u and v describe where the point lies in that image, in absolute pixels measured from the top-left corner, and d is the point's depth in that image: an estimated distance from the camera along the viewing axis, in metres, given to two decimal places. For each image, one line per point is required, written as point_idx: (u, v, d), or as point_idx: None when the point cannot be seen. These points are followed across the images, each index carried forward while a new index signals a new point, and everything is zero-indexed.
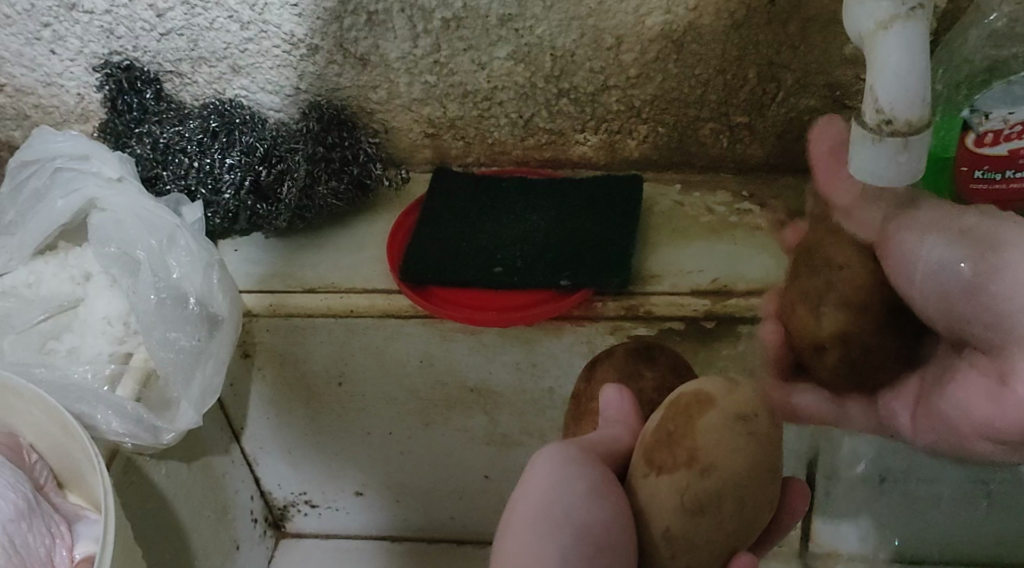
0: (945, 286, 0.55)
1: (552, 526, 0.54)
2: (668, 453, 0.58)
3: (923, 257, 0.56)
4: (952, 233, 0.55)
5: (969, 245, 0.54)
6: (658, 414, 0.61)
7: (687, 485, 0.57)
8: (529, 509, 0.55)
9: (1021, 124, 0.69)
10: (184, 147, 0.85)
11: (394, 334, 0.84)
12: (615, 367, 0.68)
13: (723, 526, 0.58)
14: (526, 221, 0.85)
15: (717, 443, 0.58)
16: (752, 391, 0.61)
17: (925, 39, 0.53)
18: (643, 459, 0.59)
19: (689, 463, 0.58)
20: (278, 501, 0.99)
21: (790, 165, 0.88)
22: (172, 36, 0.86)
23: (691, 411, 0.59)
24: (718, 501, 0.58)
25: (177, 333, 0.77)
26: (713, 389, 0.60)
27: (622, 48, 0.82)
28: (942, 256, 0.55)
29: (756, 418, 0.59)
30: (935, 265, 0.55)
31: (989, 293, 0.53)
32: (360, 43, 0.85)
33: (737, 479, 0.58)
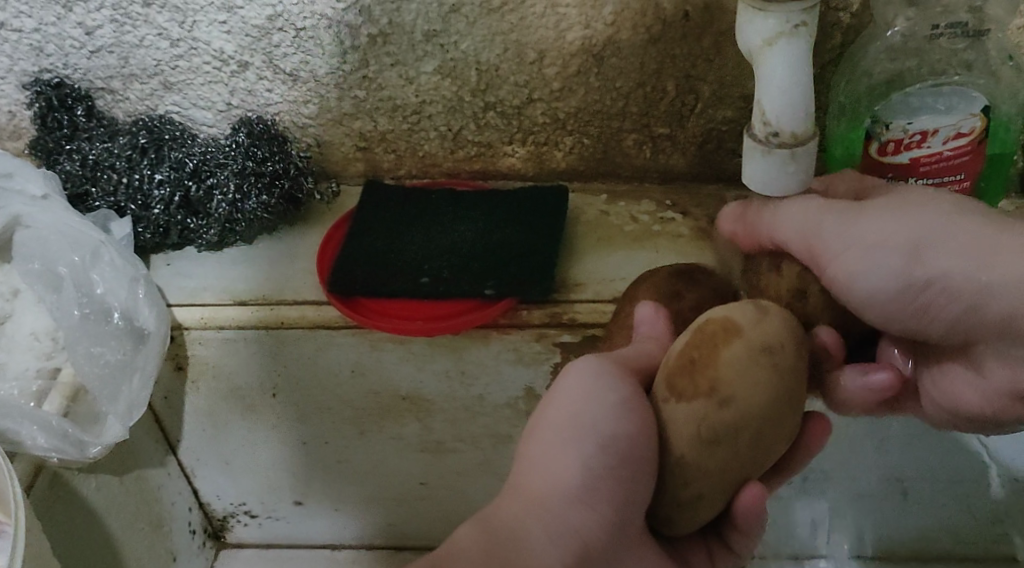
0: (891, 298, 0.63)
1: (580, 436, 0.59)
2: (689, 381, 0.60)
3: (864, 274, 0.63)
4: (880, 246, 0.62)
5: (902, 255, 0.62)
6: (686, 334, 0.62)
7: (706, 415, 0.59)
8: (560, 416, 0.60)
9: (920, 134, 0.72)
10: (113, 164, 0.87)
11: (325, 345, 0.85)
12: (656, 287, 0.72)
13: (737, 457, 0.60)
14: (454, 232, 0.87)
15: (738, 375, 0.60)
16: (781, 321, 0.62)
17: (808, 54, 0.57)
18: (665, 383, 0.61)
19: (709, 391, 0.60)
20: (217, 512, 1.00)
21: (713, 174, 0.90)
22: (102, 54, 0.87)
23: (717, 340, 0.60)
24: (735, 433, 0.60)
25: (101, 348, 0.80)
26: (743, 318, 0.61)
27: (544, 63, 0.84)
28: (885, 272, 0.62)
29: (781, 350, 0.61)
30: (878, 281, 0.63)
31: (940, 298, 0.62)
32: (289, 59, 0.86)
33: (759, 413, 0.60)
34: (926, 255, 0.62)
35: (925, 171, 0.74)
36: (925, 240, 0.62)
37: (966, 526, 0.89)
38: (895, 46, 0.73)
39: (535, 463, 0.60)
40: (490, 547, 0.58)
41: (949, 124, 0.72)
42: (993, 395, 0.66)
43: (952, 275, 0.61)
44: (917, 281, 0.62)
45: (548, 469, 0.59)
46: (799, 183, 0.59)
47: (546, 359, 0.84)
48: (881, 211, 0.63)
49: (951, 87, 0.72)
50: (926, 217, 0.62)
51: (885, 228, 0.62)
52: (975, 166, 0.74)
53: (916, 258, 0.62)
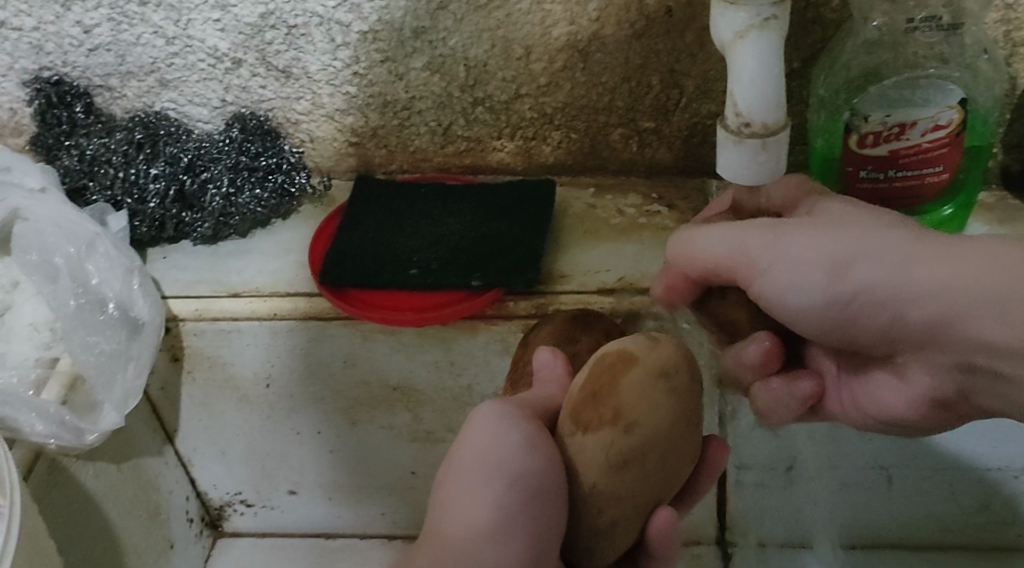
0: (819, 314, 0.64)
1: (490, 476, 0.59)
2: (594, 411, 0.60)
3: (792, 292, 0.63)
4: (808, 265, 0.62)
5: (827, 273, 0.62)
6: (584, 369, 0.62)
7: (614, 442, 0.59)
8: (468, 459, 0.60)
9: (898, 126, 0.74)
10: (110, 159, 0.89)
11: (317, 336, 0.87)
12: (555, 332, 0.72)
13: (647, 478, 0.60)
14: (442, 225, 0.89)
15: (639, 399, 0.60)
16: (675, 345, 0.62)
17: (780, 46, 0.58)
18: (569, 416, 0.61)
19: (613, 418, 0.59)
20: (214, 501, 1.02)
21: (698, 168, 0.92)
22: (100, 52, 0.89)
23: (615, 368, 0.60)
24: (642, 457, 0.60)
25: (96, 338, 0.81)
26: (637, 347, 0.61)
27: (531, 58, 0.86)
28: (812, 289, 0.63)
29: (678, 374, 0.61)
30: (805, 299, 0.63)
31: (863, 311, 0.63)
32: (281, 56, 0.88)
33: (661, 435, 0.60)
34: (855, 271, 0.62)
35: (904, 162, 0.75)
36: (851, 257, 0.62)
37: (947, 514, 0.91)
38: (871, 40, 0.74)
39: (448, 508, 0.59)
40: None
41: (927, 116, 0.73)
42: (918, 400, 0.67)
43: (877, 285, 0.62)
44: (846, 297, 0.63)
45: (460, 512, 0.59)
46: (770, 174, 0.60)
47: None
48: (812, 227, 0.63)
49: (928, 79, 0.73)
50: (846, 232, 0.62)
51: (811, 245, 0.62)
52: (952, 157, 0.75)
53: (843, 275, 0.62)
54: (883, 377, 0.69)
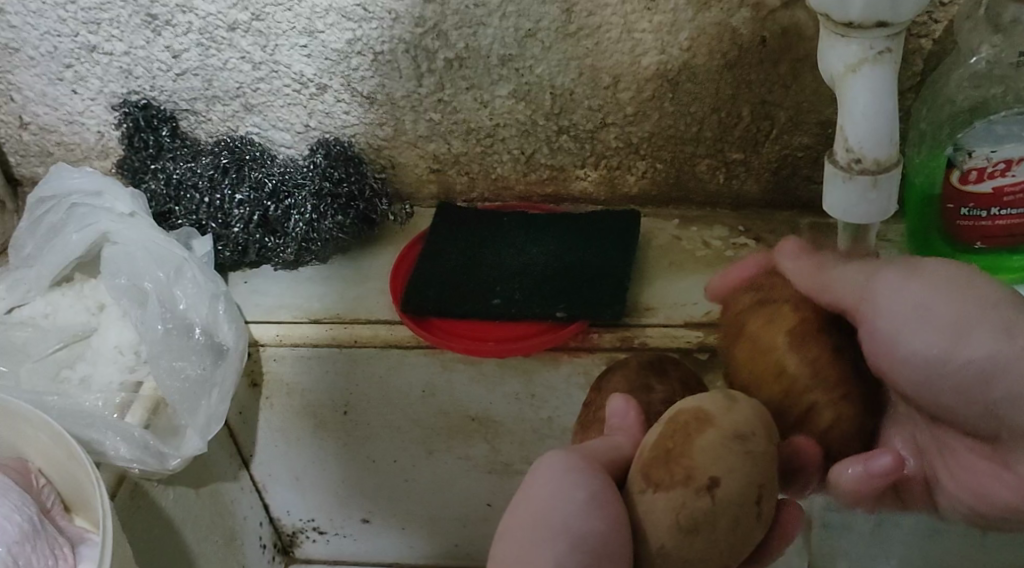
0: (931, 379, 0.55)
1: (551, 534, 0.54)
2: (665, 470, 0.57)
3: (902, 341, 0.56)
4: (924, 317, 0.55)
5: (943, 330, 0.54)
6: (658, 427, 0.59)
7: (684, 504, 0.56)
8: (530, 514, 0.55)
9: (1004, 162, 0.71)
10: (195, 183, 0.89)
11: (397, 364, 0.86)
12: (628, 378, 0.69)
13: (717, 545, 0.56)
14: (526, 255, 0.87)
15: (715, 461, 0.56)
16: (752, 407, 0.59)
17: (893, 78, 0.56)
18: (640, 473, 0.58)
19: (686, 478, 0.56)
20: (287, 527, 1.02)
21: (785, 201, 0.90)
22: (187, 77, 0.89)
23: (689, 429, 0.58)
24: (713, 520, 0.56)
25: (183, 363, 0.81)
26: (713, 408, 0.58)
27: (619, 87, 0.85)
28: (918, 343, 0.55)
29: (755, 437, 0.58)
30: (911, 349, 0.55)
31: (973, 388, 0.54)
32: (367, 82, 0.87)
33: (735, 499, 0.56)
34: (970, 337, 0.54)
35: (1009, 200, 0.72)
36: (969, 320, 0.54)
37: None
38: (979, 72, 0.71)
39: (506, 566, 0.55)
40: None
41: None
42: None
43: (1002, 363, 0.53)
44: (955, 364, 0.54)
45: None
46: (880, 212, 0.59)
47: None
48: (929, 282, 0.56)
49: None
50: (970, 290, 0.55)
51: (934, 294, 0.56)
52: None
53: (961, 341, 0.54)
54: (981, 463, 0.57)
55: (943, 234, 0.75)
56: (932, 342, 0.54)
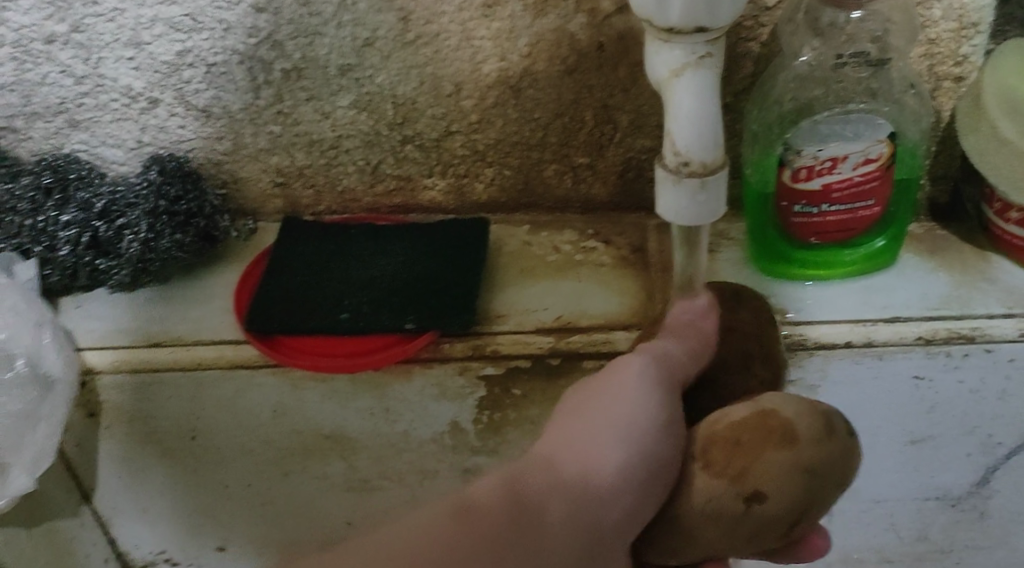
0: None
1: (628, 439, 0.64)
2: (726, 458, 0.62)
3: None
4: None
5: None
6: (749, 410, 0.63)
7: (719, 498, 0.62)
8: (616, 411, 0.65)
9: (830, 161, 0.73)
10: (15, 206, 0.84)
11: (246, 385, 0.83)
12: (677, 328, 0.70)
13: (728, 536, 0.63)
14: (375, 267, 0.86)
15: (773, 478, 0.60)
16: (839, 447, 0.62)
17: (714, 81, 0.57)
18: (708, 445, 0.63)
19: (734, 477, 0.61)
20: (138, 562, 0.96)
21: (632, 203, 0.91)
22: (3, 93, 0.85)
23: (769, 437, 0.61)
24: (741, 520, 0.62)
25: (6, 398, 0.82)
26: (805, 431, 0.61)
27: (461, 95, 0.84)
28: None
29: (821, 478, 0.61)
30: None
31: None
32: (201, 95, 0.84)
33: (766, 516, 0.61)
34: None
35: (837, 197, 0.74)
36: None
37: (892, 547, 0.90)
38: (802, 74, 0.73)
39: (567, 443, 0.65)
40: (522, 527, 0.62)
41: (857, 150, 0.72)
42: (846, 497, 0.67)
43: None
44: None
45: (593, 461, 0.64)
46: (710, 214, 0.59)
47: (470, 394, 0.83)
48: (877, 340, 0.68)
49: (859, 114, 0.72)
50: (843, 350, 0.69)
51: None
52: (883, 191, 0.75)
53: None
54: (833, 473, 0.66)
55: (779, 230, 0.77)
56: None
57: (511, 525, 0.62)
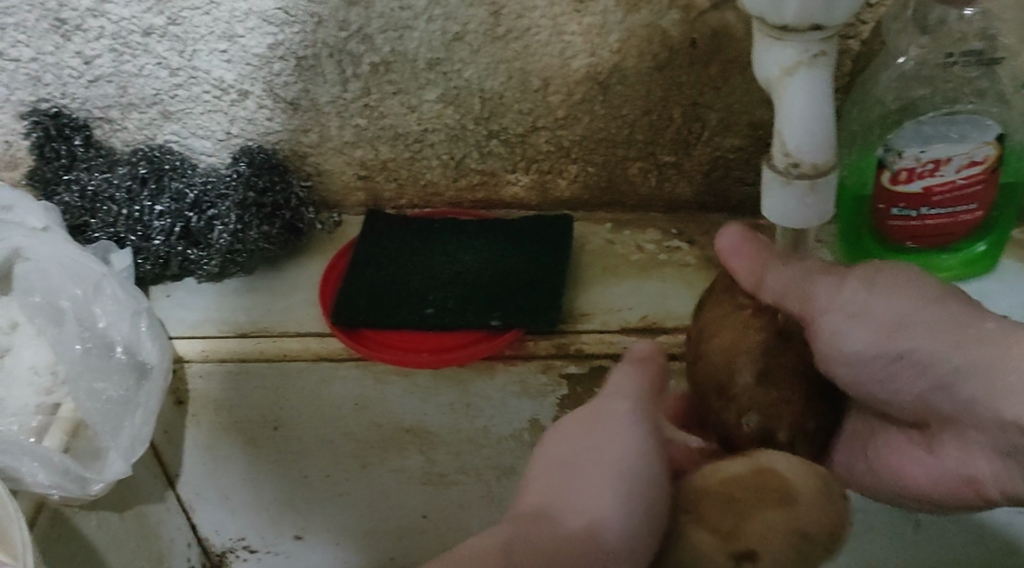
0: (867, 366, 0.64)
1: (615, 477, 0.59)
2: (726, 512, 0.55)
3: (840, 341, 0.63)
4: (857, 317, 0.63)
5: (875, 329, 0.63)
6: (748, 468, 0.57)
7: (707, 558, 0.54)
8: (600, 452, 0.60)
9: (932, 163, 0.71)
10: (112, 195, 0.85)
11: (329, 378, 0.84)
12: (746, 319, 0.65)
13: None
14: (459, 262, 0.86)
15: (771, 541, 0.54)
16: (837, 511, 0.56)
17: (827, 80, 0.56)
18: (705, 497, 0.56)
19: (727, 535, 0.54)
20: (216, 547, 0.97)
21: (717, 203, 0.89)
22: (100, 83, 0.86)
23: (770, 493, 0.55)
24: None
25: (103, 384, 0.79)
26: (808, 495, 0.55)
27: (549, 91, 0.83)
28: (855, 339, 0.63)
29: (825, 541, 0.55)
30: (853, 340, 0.63)
31: (903, 369, 0.64)
32: (289, 87, 0.85)
33: None
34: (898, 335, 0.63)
35: (937, 200, 0.73)
36: (901, 320, 0.63)
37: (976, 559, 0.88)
38: (906, 73, 0.72)
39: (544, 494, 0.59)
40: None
41: (961, 152, 0.71)
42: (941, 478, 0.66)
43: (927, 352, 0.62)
44: (892, 355, 0.63)
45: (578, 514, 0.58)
46: (818, 216, 0.59)
47: (552, 391, 0.83)
48: (884, 291, 0.63)
49: (965, 114, 0.70)
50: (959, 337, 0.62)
51: (894, 309, 0.63)
52: (986, 194, 0.73)
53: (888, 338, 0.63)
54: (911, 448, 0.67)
55: (874, 234, 0.76)
56: (867, 341, 0.63)
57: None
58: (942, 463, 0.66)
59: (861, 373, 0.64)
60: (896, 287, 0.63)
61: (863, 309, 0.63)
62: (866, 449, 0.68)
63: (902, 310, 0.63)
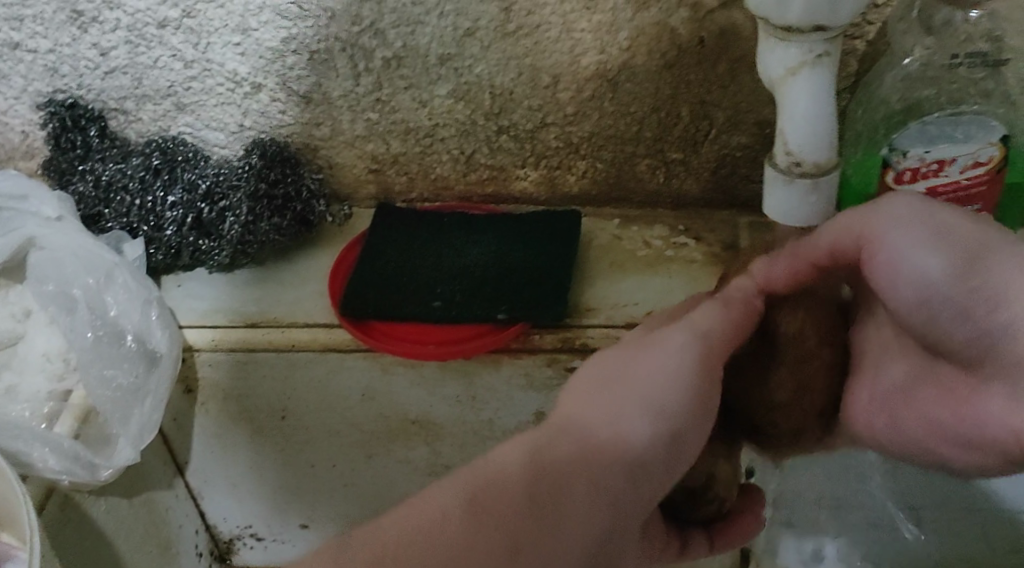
0: (935, 295, 0.55)
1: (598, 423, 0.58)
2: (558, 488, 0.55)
3: (910, 259, 0.55)
4: (933, 238, 0.55)
5: (956, 253, 0.54)
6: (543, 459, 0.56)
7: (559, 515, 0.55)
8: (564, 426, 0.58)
9: (937, 163, 0.72)
10: (126, 185, 0.87)
11: (336, 368, 0.85)
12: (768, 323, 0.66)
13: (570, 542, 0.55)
14: (466, 255, 0.87)
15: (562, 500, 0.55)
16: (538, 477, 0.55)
17: (830, 80, 0.57)
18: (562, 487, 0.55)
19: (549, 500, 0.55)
20: (224, 534, 0.99)
21: (723, 200, 0.90)
22: (116, 75, 0.87)
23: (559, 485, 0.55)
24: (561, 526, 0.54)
25: (113, 371, 0.81)
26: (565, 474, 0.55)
27: (559, 87, 0.84)
28: (932, 261, 0.55)
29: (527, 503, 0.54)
30: (927, 265, 0.55)
31: (975, 308, 0.54)
32: (303, 81, 0.86)
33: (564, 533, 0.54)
34: (977, 260, 0.54)
35: (942, 200, 0.73)
36: (987, 248, 0.54)
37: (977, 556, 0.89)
38: (911, 74, 0.72)
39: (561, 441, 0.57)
40: (531, 514, 0.54)
41: (967, 152, 0.71)
42: (988, 433, 0.55)
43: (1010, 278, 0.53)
44: (963, 284, 0.54)
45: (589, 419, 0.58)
46: (820, 212, 0.60)
47: (558, 384, 0.84)
48: (951, 210, 0.56)
49: (970, 116, 0.71)
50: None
51: (963, 226, 0.55)
52: (991, 195, 0.73)
53: (967, 264, 0.54)
54: (950, 399, 0.56)
55: None
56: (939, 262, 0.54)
57: (527, 502, 0.54)
58: (985, 414, 0.54)
59: (916, 298, 0.55)
60: (963, 210, 0.56)
61: (931, 229, 0.55)
62: (886, 406, 0.60)
63: (960, 234, 0.55)
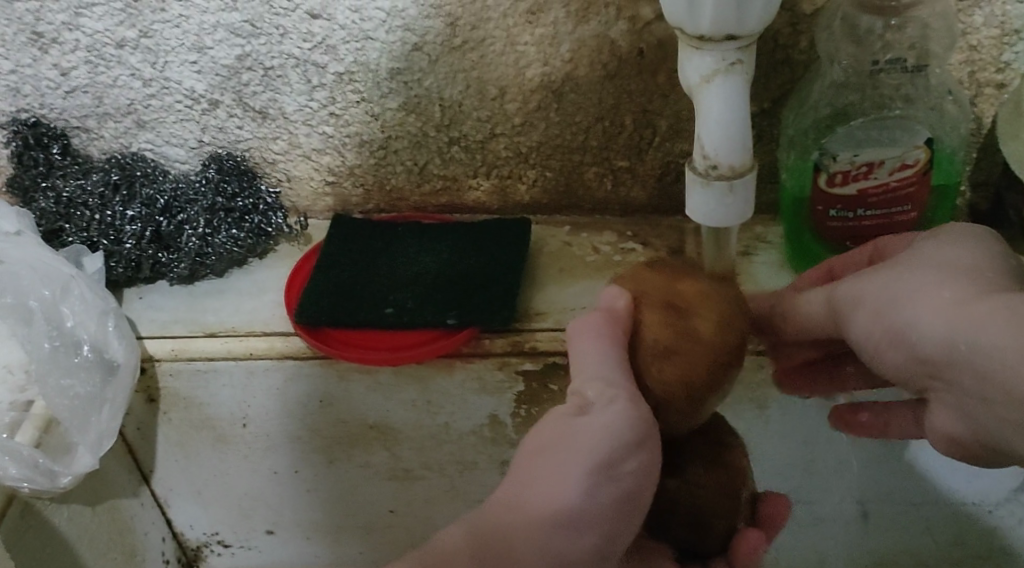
0: (920, 342, 0.59)
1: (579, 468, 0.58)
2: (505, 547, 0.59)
3: (894, 317, 0.60)
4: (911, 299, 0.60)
5: (927, 305, 0.59)
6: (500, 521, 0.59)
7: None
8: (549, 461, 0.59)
9: (866, 166, 0.75)
10: (85, 201, 0.89)
11: (294, 375, 0.87)
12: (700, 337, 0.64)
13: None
14: (420, 263, 0.89)
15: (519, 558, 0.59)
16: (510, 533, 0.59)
17: (744, 87, 0.60)
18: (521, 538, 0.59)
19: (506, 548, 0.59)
20: (191, 541, 1.01)
21: (669, 206, 0.93)
22: (77, 94, 0.89)
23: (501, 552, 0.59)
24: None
25: (71, 380, 0.83)
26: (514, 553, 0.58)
27: (506, 98, 0.87)
28: (910, 318, 0.60)
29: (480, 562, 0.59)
30: (910, 320, 0.60)
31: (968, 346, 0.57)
32: (258, 97, 0.88)
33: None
34: (955, 303, 0.58)
35: (872, 201, 0.76)
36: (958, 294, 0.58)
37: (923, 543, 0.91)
38: (838, 81, 0.75)
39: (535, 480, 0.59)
40: None
41: (894, 156, 0.74)
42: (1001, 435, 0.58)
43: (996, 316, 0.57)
44: (939, 333, 0.58)
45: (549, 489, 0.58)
46: (739, 213, 0.63)
47: (510, 387, 0.86)
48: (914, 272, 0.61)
49: (894, 120, 0.74)
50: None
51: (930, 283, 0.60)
52: (919, 196, 0.76)
53: (948, 311, 0.58)
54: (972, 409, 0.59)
55: (813, 234, 0.79)
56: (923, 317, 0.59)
57: None
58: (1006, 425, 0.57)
59: (907, 351, 0.60)
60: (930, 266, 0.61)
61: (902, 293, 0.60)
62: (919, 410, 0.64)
63: (934, 290, 0.59)
